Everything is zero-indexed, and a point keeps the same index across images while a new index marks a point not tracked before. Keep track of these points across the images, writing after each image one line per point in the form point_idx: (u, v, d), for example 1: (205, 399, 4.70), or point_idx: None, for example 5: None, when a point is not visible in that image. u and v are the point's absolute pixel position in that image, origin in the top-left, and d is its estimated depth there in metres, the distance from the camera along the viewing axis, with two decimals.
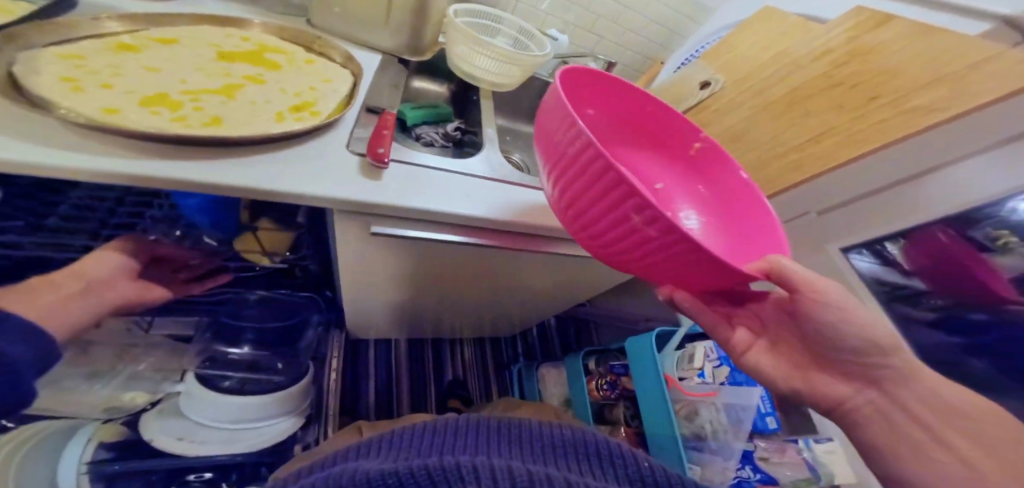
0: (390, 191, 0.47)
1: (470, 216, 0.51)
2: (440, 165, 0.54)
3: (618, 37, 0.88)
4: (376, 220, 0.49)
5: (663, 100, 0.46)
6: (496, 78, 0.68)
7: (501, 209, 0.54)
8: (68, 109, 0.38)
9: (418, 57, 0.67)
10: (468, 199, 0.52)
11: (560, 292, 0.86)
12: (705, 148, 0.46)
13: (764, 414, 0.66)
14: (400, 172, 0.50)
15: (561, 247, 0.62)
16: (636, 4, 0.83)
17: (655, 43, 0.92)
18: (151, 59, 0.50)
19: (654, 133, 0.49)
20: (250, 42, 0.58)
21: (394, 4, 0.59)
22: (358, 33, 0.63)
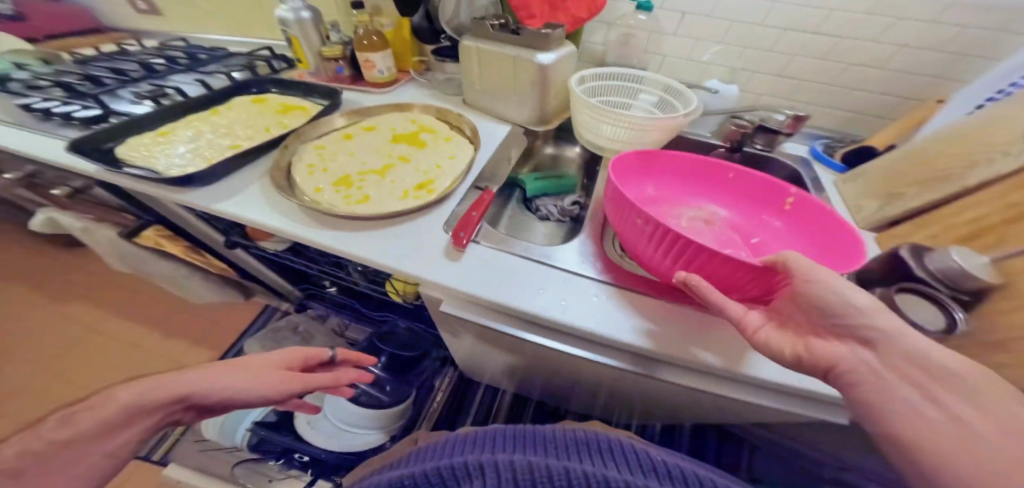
0: (497, 287, 0.47)
1: (578, 328, 0.44)
2: (544, 258, 0.51)
3: (828, 76, 0.64)
4: (485, 311, 0.50)
5: (742, 165, 0.50)
6: (623, 145, 0.63)
7: (601, 321, 0.45)
8: (301, 190, 0.58)
9: (544, 126, 0.68)
10: (577, 305, 0.46)
11: (690, 405, 0.65)
12: (797, 199, 0.45)
13: None
14: (496, 260, 0.50)
15: (683, 376, 0.45)
16: (872, 29, 0.57)
17: (916, 76, 0.60)
18: (352, 146, 0.66)
19: (745, 195, 0.50)
20: (414, 125, 0.69)
21: (522, 83, 0.62)
22: (497, 110, 0.70)
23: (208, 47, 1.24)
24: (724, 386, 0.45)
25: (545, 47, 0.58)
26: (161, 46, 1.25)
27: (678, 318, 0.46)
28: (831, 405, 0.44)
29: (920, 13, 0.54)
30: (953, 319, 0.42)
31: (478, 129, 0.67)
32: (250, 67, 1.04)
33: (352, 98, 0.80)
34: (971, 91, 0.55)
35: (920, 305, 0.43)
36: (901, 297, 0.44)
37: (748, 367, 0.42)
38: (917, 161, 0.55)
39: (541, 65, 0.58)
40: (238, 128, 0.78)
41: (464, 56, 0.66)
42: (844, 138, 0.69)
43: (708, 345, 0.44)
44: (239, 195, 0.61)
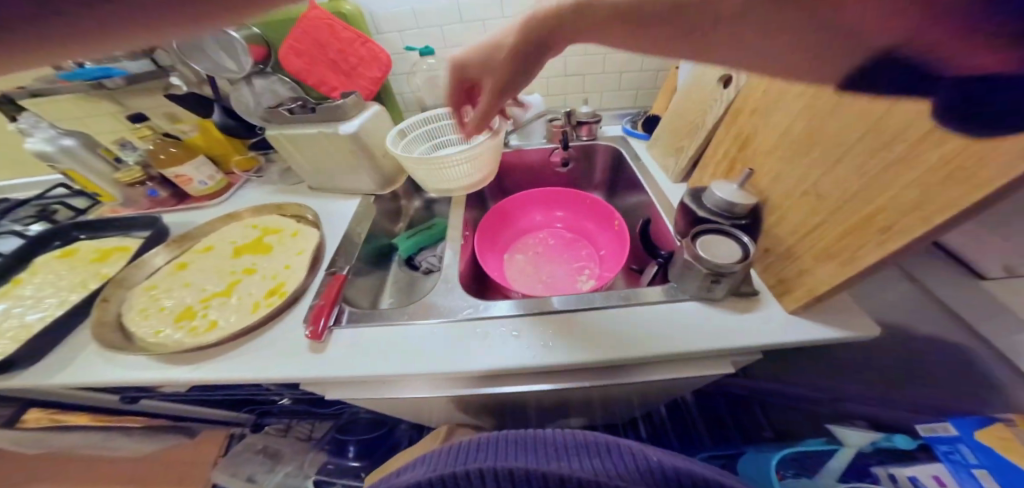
0: (405, 360, 0.51)
1: (511, 368, 0.50)
2: (429, 318, 0.56)
3: (599, 67, 0.75)
4: (452, 386, 0.54)
5: (595, 196, 0.79)
6: (462, 181, 0.69)
7: (505, 355, 0.51)
8: (144, 334, 0.54)
9: (390, 187, 0.73)
10: (505, 348, 0.52)
11: (625, 394, 0.71)
12: (620, 226, 0.74)
13: (954, 457, 0.46)
14: (392, 342, 0.53)
15: (586, 376, 0.54)
16: None
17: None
18: (194, 273, 0.63)
19: (596, 215, 0.80)
20: (257, 229, 0.69)
21: (345, 153, 0.63)
22: (340, 185, 0.72)
23: None
24: (617, 373, 0.54)
25: (345, 117, 0.61)
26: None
27: (554, 330, 0.53)
28: (705, 360, 0.54)
29: None
30: (743, 246, 0.48)
31: (321, 211, 0.69)
32: (46, 216, 0.92)
33: (175, 219, 0.75)
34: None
35: (719, 241, 0.49)
36: (707, 237, 0.50)
37: (622, 349, 0.51)
38: (681, 114, 0.65)
39: (348, 134, 0.60)
40: (49, 290, 0.67)
41: (279, 146, 0.66)
42: (641, 111, 0.81)
43: (592, 347, 0.51)
44: (65, 370, 0.52)
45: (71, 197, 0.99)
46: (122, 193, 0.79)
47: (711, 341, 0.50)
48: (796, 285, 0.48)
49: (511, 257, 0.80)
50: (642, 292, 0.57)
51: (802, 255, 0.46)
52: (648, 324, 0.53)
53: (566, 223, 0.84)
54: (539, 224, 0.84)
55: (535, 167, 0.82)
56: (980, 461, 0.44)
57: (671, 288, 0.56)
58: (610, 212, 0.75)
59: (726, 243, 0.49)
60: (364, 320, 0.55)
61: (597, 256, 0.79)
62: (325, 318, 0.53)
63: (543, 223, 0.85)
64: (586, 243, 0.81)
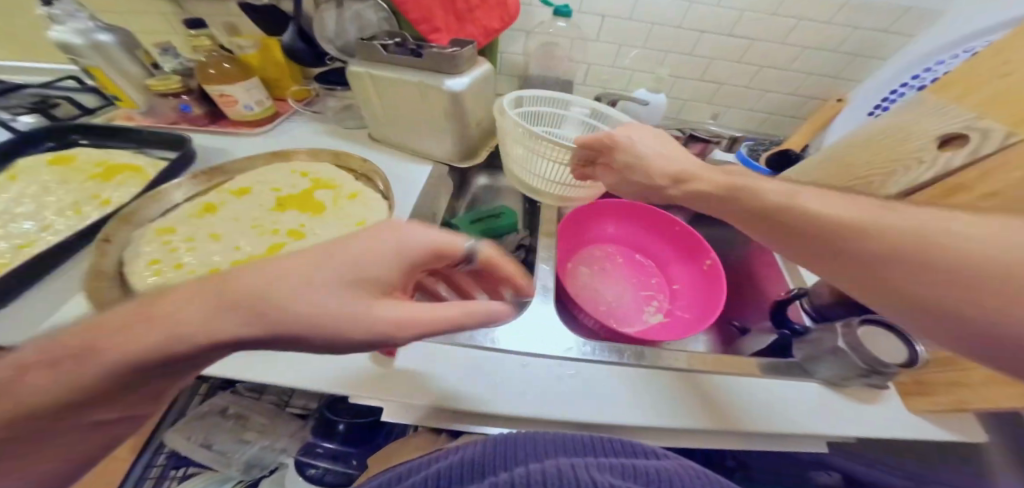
0: (479, 391, 0.43)
1: (607, 426, 0.43)
2: (514, 345, 0.48)
3: (741, 78, 0.70)
4: (518, 423, 0.48)
5: (687, 225, 0.70)
6: (554, 185, 0.56)
7: (602, 409, 0.44)
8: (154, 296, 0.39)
9: (472, 161, 0.59)
10: (594, 400, 0.44)
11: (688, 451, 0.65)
12: (712, 266, 0.67)
13: None
14: (471, 370, 0.45)
15: (676, 439, 0.48)
16: (772, 32, 0.64)
17: (815, 75, 0.69)
18: (220, 221, 0.49)
19: (682, 246, 0.72)
20: (306, 178, 0.55)
21: (436, 109, 0.50)
22: (411, 144, 0.57)
23: None
24: (708, 441, 0.49)
25: (452, 70, 0.47)
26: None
27: (649, 384, 0.47)
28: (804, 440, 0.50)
29: (808, 14, 0.61)
30: (913, 352, 0.47)
31: (389, 175, 0.55)
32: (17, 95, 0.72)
33: (210, 143, 0.60)
34: (866, 95, 0.64)
35: (885, 336, 0.48)
36: (867, 326, 0.49)
37: (732, 422, 0.45)
38: (838, 163, 0.58)
39: (453, 92, 0.47)
40: (33, 204, 0.51)
41: (354, 82, 0.52)
42: (766, 139, 0.77)
43: (698, 413, 0.45)
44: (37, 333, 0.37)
45: (64, 82, 0.77)
46: (149, 101, 0.63)
47: (829, 431, 0.46)
48: (940, 392, 0.46)
49: (578, 270, 0.71)
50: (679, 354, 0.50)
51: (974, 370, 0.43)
52: (760, 401, 0.47)
53: (641, 244, 0.75)
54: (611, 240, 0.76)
55: None
56: None
57: (792, 364, 0.51)
58: (705, 248, 0.67)
59: (886, 338, 0.48)
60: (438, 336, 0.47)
61: (669, 289, 0.72)
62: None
63: (615, 238, 0.76)
64: (660, 272, 0.73)
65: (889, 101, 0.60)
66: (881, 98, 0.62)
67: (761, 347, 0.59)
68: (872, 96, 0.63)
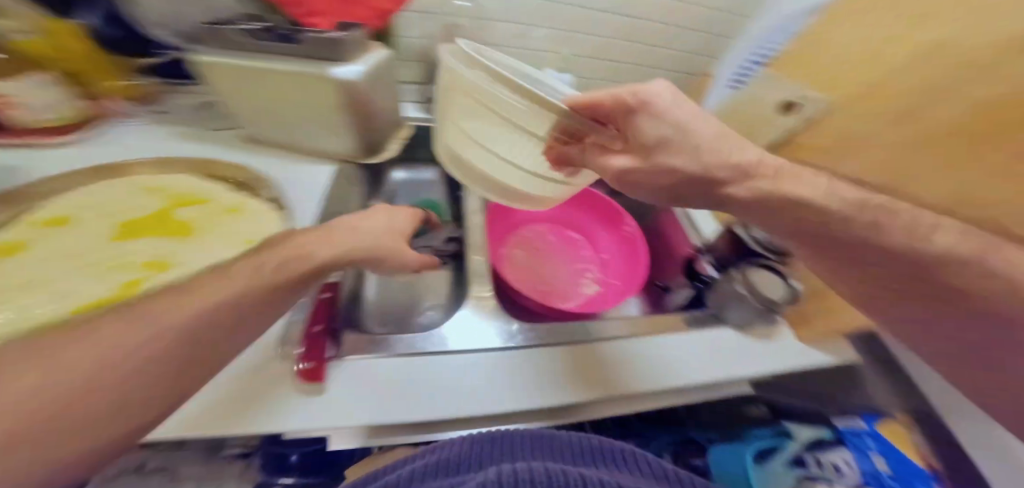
0: (422, 398, 0.43)
1: (548, 405, 0.46)
2: (452, 345, 0.48)
3: (637, 57, 0.75)
4: (468, 422, 0.49)
5: (606, 195, 0.74)
6: (519, 175, 0.45)
7: (540, 392, 0.47)
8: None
9: (375, 156, 0.55)
10: (534, 387, 0.47)
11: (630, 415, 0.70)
12: (632, 232, 0.71)
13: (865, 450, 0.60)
14: (398, 381, 0.44)
15: (614, 405, 0.53)
16: (657, 12, 0.68)
17: (689, 54, 0.77)
18: (27, 264, 0.38)
19: (604, 216, 0.75)
20: (162, 198, 0.47)
21: (323, 100, 0.44)
22: (301, 141, 0.51)
23: None
24: (641, 401, 0.54)
25: (334, 55, 0.41)
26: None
27: (585, 359, 0.50)
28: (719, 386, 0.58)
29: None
30: (791, 287, 0.55)
31: (279, 181, 0.49)
32: None
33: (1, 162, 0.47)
34: (729, 64, 0.69)
35: (770, 277, 0.55)
36: (759, 271, 0.56)
37: (656, 380, 0.50)
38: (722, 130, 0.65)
39: (344, 78, 0.42)
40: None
41: (209, 71, 0.43)
42: None
43: (629, 376, 0.50)
44: None
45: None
46: None
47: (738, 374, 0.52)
48: (814, 318, 0.54)
49: (511, 254, 0.71)
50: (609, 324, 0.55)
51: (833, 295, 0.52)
52: (664, 358, 0.52)
53: (567, 219, 0.78)
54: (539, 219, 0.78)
55: None
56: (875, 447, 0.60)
57: (707, 314, 0.57)
58: (624, 216, 0.71)
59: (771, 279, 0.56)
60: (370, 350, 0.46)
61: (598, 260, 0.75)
62: (322, 354, 0.43)
63: (543, 217, 0.78)
64: (588, 244, 0.76)
65: (743, 75, 0.65)
66: (737, 71, 0.67)
67: (684, 301, 0.65)
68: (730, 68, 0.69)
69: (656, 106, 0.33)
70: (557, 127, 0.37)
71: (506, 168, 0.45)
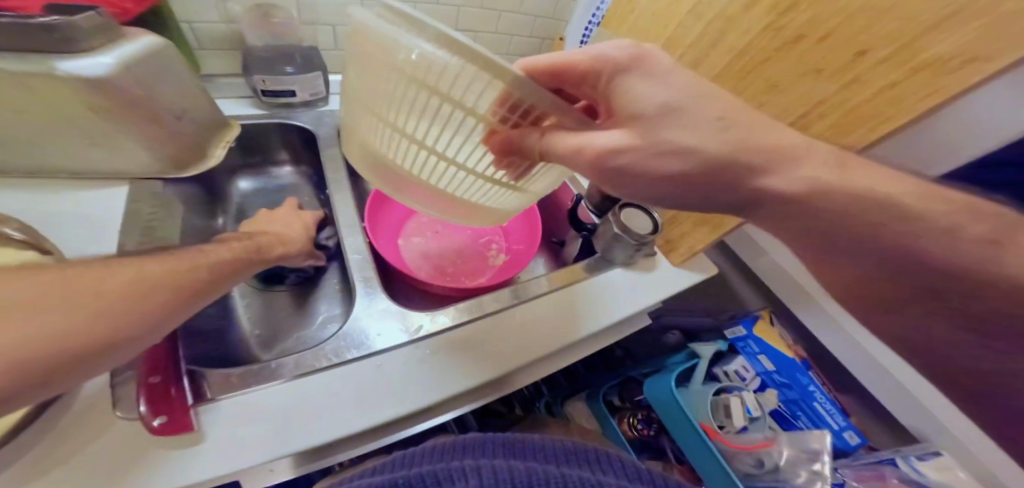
0: (325, 419, 0.39)
1: (466, 389, 0.45)
2: (344, 356, 0.44)
3: (490, 22, 0.73)
4: (392, 428, 0.46)
5: None
6: (474, 185, 0.35)
7: (457, 377, 0.45)
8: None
9: (187, 169, 0.46)
10: (451, 373, 0.45)
11: None
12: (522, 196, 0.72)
13: (756, 354, 0.69)
14: (294, 412, 0.39)
15: (536, 368, 0.54)
16: None
17: (541, 17, 0.77)
18: None
19: None
20: None
21: (62, 110, 0.35)
22: (69, 165, 0.41)
23: None
24: (562, 357, 0.56)
25: (58, 50, 0.32)
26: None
27: (495, 331, 0.50)
28: (625, 323, 0.62)
29: None
30: (653, 219, 0.59)
31: (28, 219, 0.39)
32: None
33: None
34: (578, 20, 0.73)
35: (638, 214, 0.59)
36: (626, 209, 0.59)
37: (563, 333, 0.52)
38: None
39: (76, 76, 0.33)
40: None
41: None
42: None
43: (540, 336, 0.51)
44: None
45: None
46: None
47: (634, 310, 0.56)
48: (679, 244, 0.59)
49: (405, 244, 0.68)
50: (525, 288, 0.54)
51: (686, 219, 0.56)
52: (573, 312, 0.54)
53: None
54: None
55: None
56: (761, 349, 0.69)
57: (598, 260, 0.59)
58: None
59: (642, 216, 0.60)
60: (247, 385, 0.39)
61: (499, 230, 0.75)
62: (177, 401, 0.35)
63: None
64: None
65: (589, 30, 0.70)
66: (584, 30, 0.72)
67: (577, 252, 0.67)
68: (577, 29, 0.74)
69: (654, 67, 0.28)
70: (502, 100, 0.26)
71: (440, 168, 0.33)
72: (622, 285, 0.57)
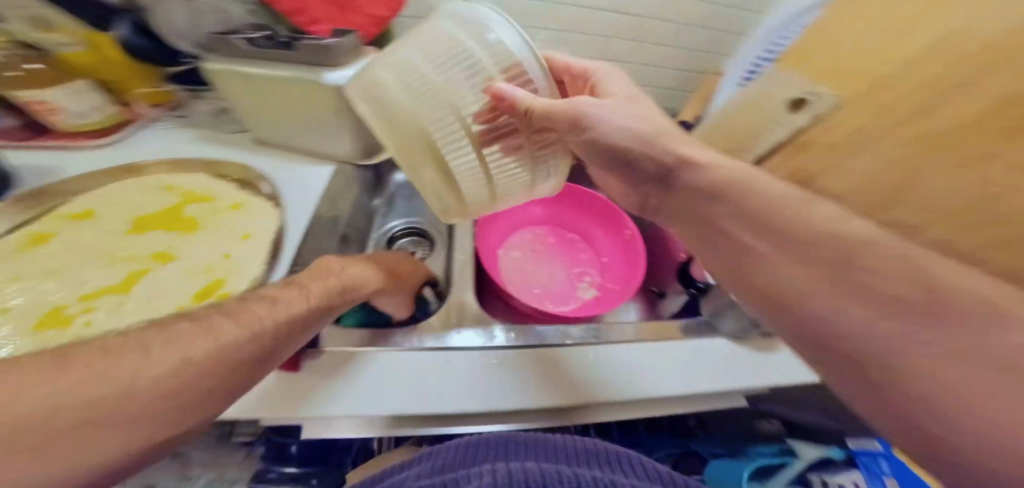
0: (412, 394, 0.42)
1: (545, 407, 0.44)
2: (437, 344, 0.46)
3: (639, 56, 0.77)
4: (467, 420, 0.47)
5: (603, 196, 0.73)
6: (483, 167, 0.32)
7: (538, 394, 0.45)
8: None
9: (373, 158, 0.57)
10: (534, 388, 0.45)
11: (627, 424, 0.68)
12: (630, 235, 0.70)
13: (882, 474, 0.60)
14: (394, 375, 0.43)
15: (619, 409, 0.50)
16: (655, 10, 0.71)
17: (689, 51, 0.78)
18: (66, 254, 0.45)
19: (600, 216, 0.74)
20: (174, 194, 0.51)
21: (317, 105, 0.46)
22: (302, 143, 0.54)
23: None
24: (649, 405, 0.51)
25: (333, 63, 0.43)
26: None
27: (586, 359, 0.48)
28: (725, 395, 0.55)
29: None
30: None
31: (273, 178, 0.52)
32: None
33: (37, 162, 0.53)
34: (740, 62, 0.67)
35: None
36: None
37: (658, 383, 0.48)
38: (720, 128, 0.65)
39: (337, 85, 0.43)
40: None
41: (221, 81, 0.47)
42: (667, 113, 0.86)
43: (631, 380, 0.48)
44: None
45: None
46: None
47: (741, 381, 0.50)
48: None
49: (507, 256, 0.71)
50: (600, 329, 0.51)
51: None
52: (663, 357, 0.50)
53: (563, 219, 0.77)
54: (534, 220, 0.77)
55: None
56: (892, 472, 0.60)
57: (701, 323, 0.54)
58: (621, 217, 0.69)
59: None
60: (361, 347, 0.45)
61: (598, 263, 0.74)
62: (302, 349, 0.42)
63: (541, 218, 0.78)
64: (586, 245, 0.75)
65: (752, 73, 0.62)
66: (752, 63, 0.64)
67: (678, 308, 0.66)
68: (744, 62, 0.66)
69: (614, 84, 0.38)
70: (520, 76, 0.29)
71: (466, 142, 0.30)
72: (734, 352, 0.51)
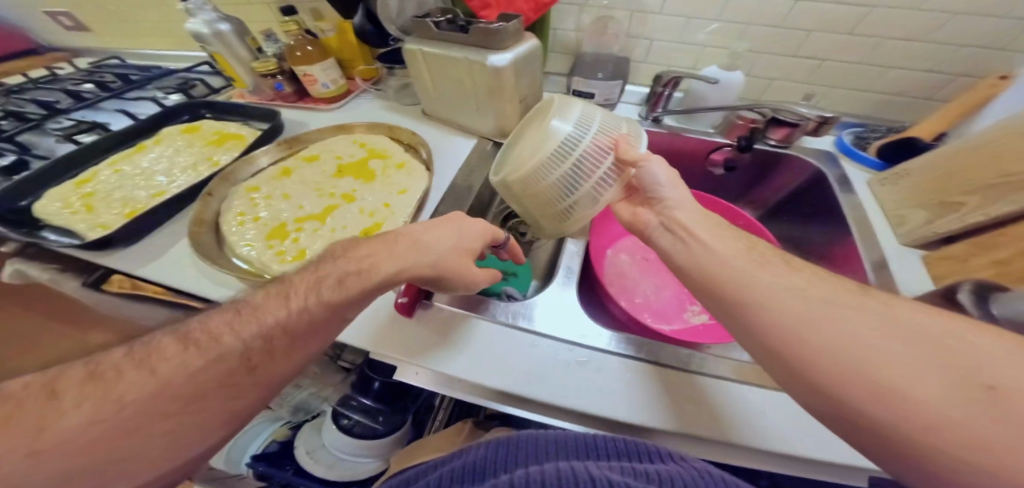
0: (485, 362, 0.43)
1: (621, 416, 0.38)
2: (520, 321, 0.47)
3: (848, 50, 0.61)
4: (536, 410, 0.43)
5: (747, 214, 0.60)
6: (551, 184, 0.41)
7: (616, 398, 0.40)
8: (245, 256, 0.50)
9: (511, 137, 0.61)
10: (612, 390, 0.40)
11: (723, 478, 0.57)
12: None
13: None
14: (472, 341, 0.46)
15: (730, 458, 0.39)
16: None
17: (944, 44, 0.57)
18: (293, 183, 0.62)
19: None
20: (364, 148, 0.65)
21: (478, 83, 0.52)
22: (459, 118, 0.61)
23: (128, 63, 1.07)
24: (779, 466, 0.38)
25: (498, 47, 0.48)
26: (90, 66, 1.04)
27: (680, 380, 0.41)
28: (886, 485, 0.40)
29: None
30: None
31: (434, 147, 0.61)
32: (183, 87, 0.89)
33: (293, 117, 0.74)
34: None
35: None
36: None
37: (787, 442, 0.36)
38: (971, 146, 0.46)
39: (497, 68, 0.48)
40: (166, 164, 0.67)
41: (412, 62, 0.57)
42: (877, 126, 0.66)
43: (743, 425, 0.37)
44: (163, 258, 0.51)
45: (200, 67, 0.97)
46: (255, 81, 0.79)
47: None
48: None
49: (617, 258, 0.66)
50: (707, 359, 0.42)
51: None
52: (806, 427, 0.38)
53: None
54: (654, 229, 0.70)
55: (690, 158, 0.69)
56: None
57: None
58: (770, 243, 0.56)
59: None
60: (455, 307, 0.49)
61: None
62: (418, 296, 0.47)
63: None
64: None
65: None
66: None
67: None
68: None
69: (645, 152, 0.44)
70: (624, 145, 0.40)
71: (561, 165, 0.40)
72: None
